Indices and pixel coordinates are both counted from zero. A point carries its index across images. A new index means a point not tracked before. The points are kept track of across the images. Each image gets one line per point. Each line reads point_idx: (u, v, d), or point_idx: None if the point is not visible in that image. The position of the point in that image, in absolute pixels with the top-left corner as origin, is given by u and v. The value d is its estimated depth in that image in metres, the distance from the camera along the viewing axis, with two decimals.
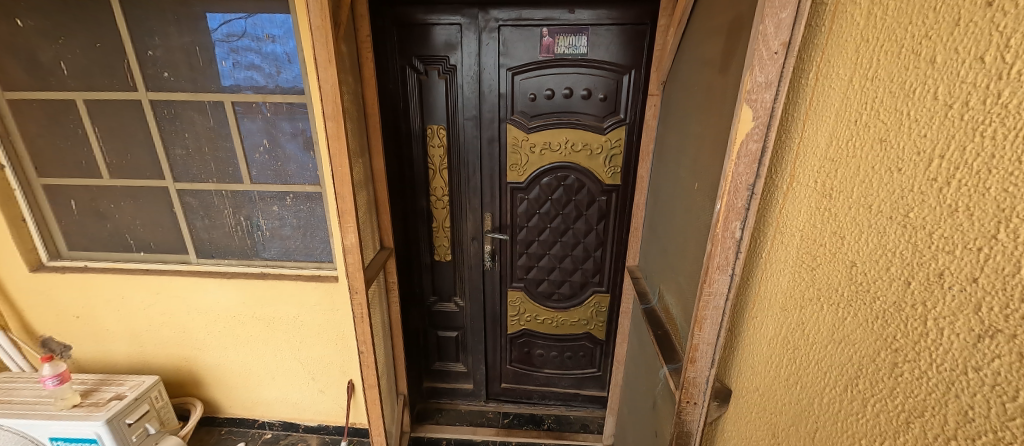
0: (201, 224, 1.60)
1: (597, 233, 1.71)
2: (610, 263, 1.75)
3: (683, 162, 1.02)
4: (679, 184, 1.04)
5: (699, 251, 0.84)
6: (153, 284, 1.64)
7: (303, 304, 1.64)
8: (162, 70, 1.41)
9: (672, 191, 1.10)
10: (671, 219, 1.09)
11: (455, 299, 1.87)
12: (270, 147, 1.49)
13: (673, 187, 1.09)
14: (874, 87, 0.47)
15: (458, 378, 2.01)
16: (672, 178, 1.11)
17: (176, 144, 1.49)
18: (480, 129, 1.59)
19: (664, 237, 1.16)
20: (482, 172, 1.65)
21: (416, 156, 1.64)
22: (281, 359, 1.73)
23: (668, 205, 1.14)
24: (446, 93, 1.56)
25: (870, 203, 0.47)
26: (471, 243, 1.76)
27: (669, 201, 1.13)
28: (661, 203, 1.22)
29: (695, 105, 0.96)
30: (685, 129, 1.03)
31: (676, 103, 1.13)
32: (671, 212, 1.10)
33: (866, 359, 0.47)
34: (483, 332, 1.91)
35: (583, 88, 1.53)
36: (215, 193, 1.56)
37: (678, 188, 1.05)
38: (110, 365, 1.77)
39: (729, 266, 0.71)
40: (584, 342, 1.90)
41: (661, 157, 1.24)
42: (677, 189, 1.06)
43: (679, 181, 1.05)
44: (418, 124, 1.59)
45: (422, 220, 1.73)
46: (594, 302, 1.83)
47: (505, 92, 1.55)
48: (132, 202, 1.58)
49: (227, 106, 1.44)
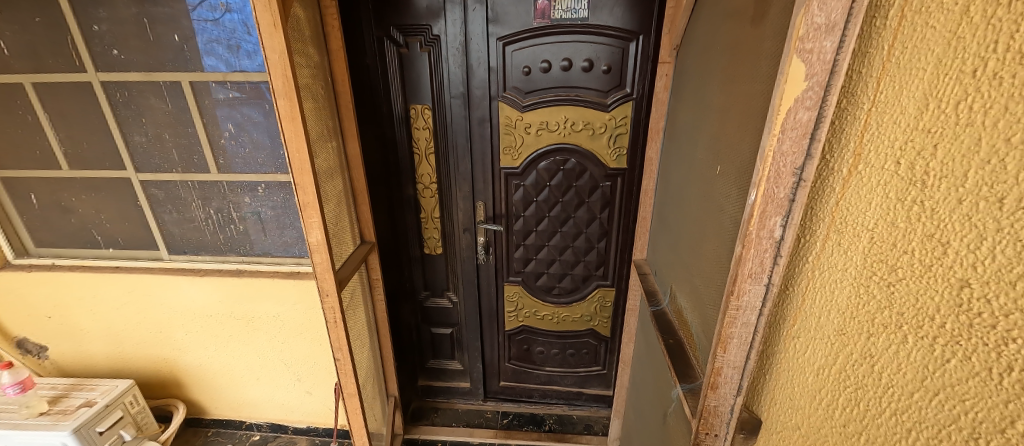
0: (170, 218, 1.47)
1: (600, 222, 1.54)
2: (615, 255, 1.59)
3: (701, 140, 0.85)
4: (695, 168, 0.89)
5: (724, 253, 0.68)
6: (124, 282, 1.53)
7: (283, 303, 1.52)
8: (112, 47, 1.26)
9: (686, 178, 0.95)
10: (685, 211, 0.94)
11: (448, 294, 1.74)
12: (236, 133, 1.35)
13: (687, 173, 0.94)
14: (1010, 12, 0.29)
15: (454, 376, 1.90)
16: (686, 162, 0.95)
17: (135, 130, 1.35)
18: (469, 109, 1.43)
19: (676, 230, 1.00)
20: (473, 157, 1.50)
21: (400, 140, 1.48)
22: (262, 360, 1.63)
23: (679, 195, 0.99)
24: (431, 67, 1.39)
25: (1000, 194, 0.30)
26: (463, 234, 1.61)
27: (682, 189, 0.97)
28: (674, 189, 1.05)
29: (715, 73, 0.79)
30: (703, 101, 0.85)
31: (692, 72, 0.95)
32: (685, 200, 0.94)
33: (987, 428, 0.30)
34: (480, 329, 1.78)
35: (584, 59, 1.34)
36: (181, 184, 1.42)
37: (694, 172, 0.88)
38: (89, 366, 1.68)
39: (765, 274, 0.54)
40: (588, 340, 1.75)
41: (675, 139, 1.07)
42: (693, 172, 0.90)
43: (694, 165, 0.89)
44: (401, 105, 1.43)
45: (410, 210, 1.59)
46: (598, 297, 1.66)
47: (495, 66, 1.37)
48: (95, 195, 1.46)
49: (185, 86, 1.29)
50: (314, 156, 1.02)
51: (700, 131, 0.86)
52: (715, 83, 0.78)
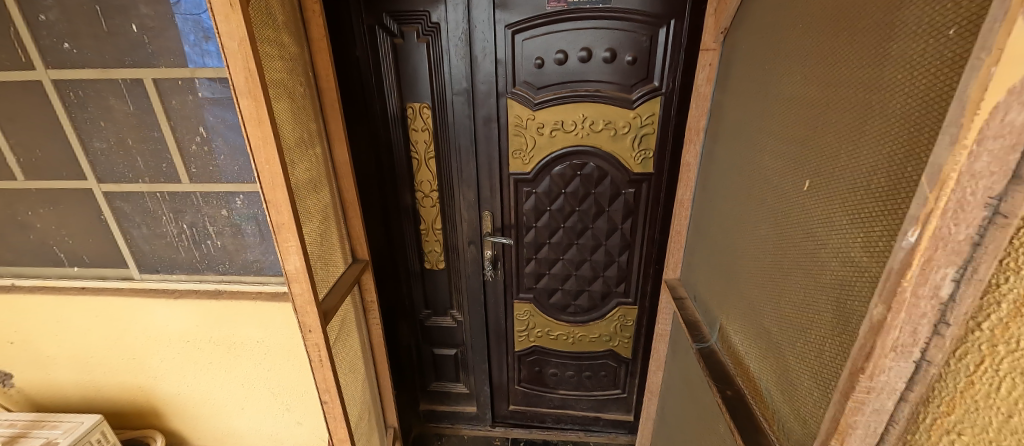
0: (139, 233, 1.31)
1: (622, 234, 1.37)
2: (638, 270, 1.42)
3: (772, 144, 0.67)
4: (761, 179, 0.71)
5: (834, 300, 0.50)
6: (90, 304, 1.37)
7: (268, 327, 1.36)
8: (62, 39, 1.09)
9: (744, 191, 0.77)
10: (745, 232, 0.76)
11: (452, 313, 1.58)
12: (208, 137, 1.18)
13: (747, 186, 0.76)
14: None
15: (460, 400, 1.74)
16: (743, 170, 0.78)
17: (93, 135, 1.18)
18: (473, 107, 1.26)
19: (726, 252, 0.84)
20: (479, 161, 1.33)
21: (396, 143, 1.31)
22: (247, 389, 1.47)
23: (733, 210, 0.82)
24: (430, 60, 1.21)
25: None
26: (468, 247, 1.45)
27: (739, 203, 0.79)
28: (721, 202, 0.88)
29: (796, 58, 0.61)
30: (770, 98, 0.68)
31: (750, 60, 0.76)
32: (744, 218, 0.77)
33: None
34: (487, 350, 1.62)
35: (605, 48, 1.16)
36: (149, 195, 1.25)
37: (761, 184, 0.71)
38: (58, 394, 1.53)
39: (912, 357, 0.34)
40: (606, 361, 1.59)
41: (723, 142, 0.89)
42: (757, 184, 0.72)
43: (756, 178, 0.73)
44: (396, 104, 1.26)
45: (408, 221, 1.42)
46: (618, 315, 1.50)
47: (503, 58, 1.20)
48: (54, 208, 1.29)
49: (148, 84, 1.12)
50: (289, 167, 0.84)
51: (770, 133, 0.68)
52: (797, 72, 0.60)
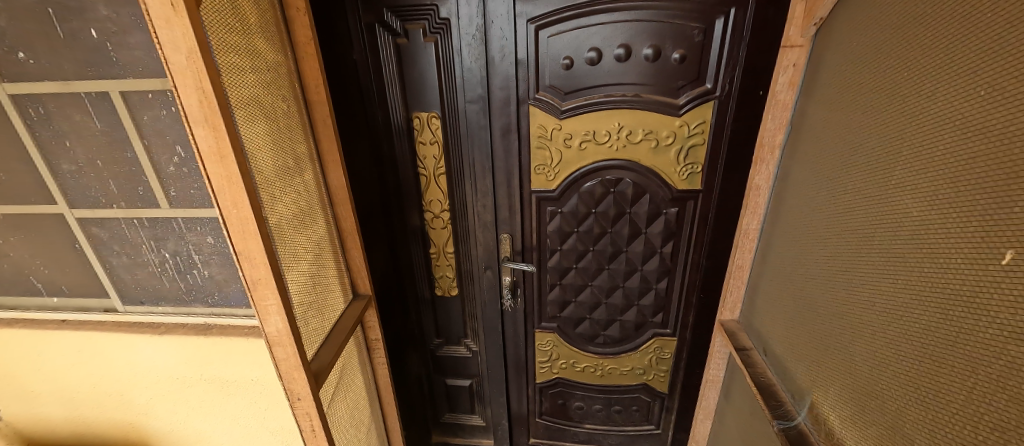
0: (119, 262, 1.17)
1: (661, 258, 1.19)
2: (678, 298, 1.24)
3: (896, 177, 0.53)
4: (875, 219, 0.57)
5: (994, 408, 0.37)
6: (71, 340, 1.24)
7: (264, 364, 1.22)
8: (14, 47, 0.93)
9: (850, 229, 0.63)
10: (848, 281, 0.62)
11: (466, 342, 1.42)
12: (187, 157, 1.03)
13: (854, 223, 0.62)
14: None
15: (476, 432, 1.60)
16: (851, 204, 0.63)
17: (59, 156, 1.04)
18: (489, 116, 1.08)
19: (821, 321, 0.68)
20: (496, 177, 1.15)
21: (401, 158, 1.15)
22: (245, 428, 1.34)
23: (831, 249, 0.67)
24: (439, 63, 1.04)
25: None
26: (484, 273, 1.28)
27: (841, 242, 0.65)
28: (815, 254, 0.73)
29: (915, 86, 0.51)
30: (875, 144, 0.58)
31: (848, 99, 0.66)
32: (841, 273, 0.64)
33: None
34: (506, 381, 1.47)
35: (647, 45, 0.96)
36: (126, 221, 1.11)
37: (875, 226, 0.56)
38: (46, 430, 1.42)
39: None
40: (639, 395, 1.42)
41: (823, 169, 0.72)
42: (870, 226, 0.58)
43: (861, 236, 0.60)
44: (401, 114, 1.09)
45: (416, 244, 1.26)
46: (654, 347, 1.32)
47: (525, 58, 1.02)
48: (26, 236, 1.16)
49: (116, 97, 0.97)
50: (265, 207, 0.68)
51: (893, 162, 0.54)
52: (917, 101, 0.50)
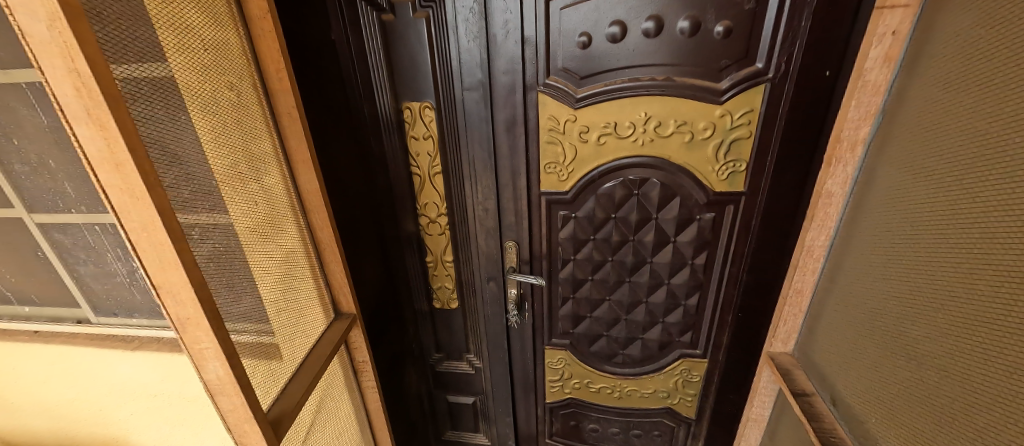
0: (87, 272, 1.07)
1: (692, 271, 1.02)
2: (711, 317, 1.07)
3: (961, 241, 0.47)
4: (945, 278, 0.49)
5: None
6: (44, 353, 1.15)
7: None
8: None
9: (919, 278, 0.53)
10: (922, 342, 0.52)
11: (468, 358, 1.29)
12: None
13: (925, 273, 0.52)
14: None
15: None
16: (920, 248, 0.54)
17: (11, 156, 0.93)
18: (491, 106, 0.92)
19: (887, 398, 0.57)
20: (500, 178, 1.00)
21: (391, 156, 1.00)
22: None
23: (899, 287, 0.57)
24: (431, 43, 0.88)
25: None
26: (487, 284, 1.14)
27: (913, 282, 0.54)
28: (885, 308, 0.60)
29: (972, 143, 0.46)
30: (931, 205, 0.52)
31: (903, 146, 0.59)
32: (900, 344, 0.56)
33: None
34: (512, 400, 1.34)
35: (683, 16, 0.78)
36: (90, 228, 1.00)
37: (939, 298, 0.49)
38: None
39: None
40: (662, 420, 1.26)
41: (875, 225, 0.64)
42: (932, 295, 0.51)
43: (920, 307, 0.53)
44: (389, 104, 0.94)
45: (411, 252, 1.12)
46: (680, 370, 1.16)
47: (532, 36, 0.85)
48: None
49: None
50: (201, 223, 0.54)
51: (955, 225, 0.48)
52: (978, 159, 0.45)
